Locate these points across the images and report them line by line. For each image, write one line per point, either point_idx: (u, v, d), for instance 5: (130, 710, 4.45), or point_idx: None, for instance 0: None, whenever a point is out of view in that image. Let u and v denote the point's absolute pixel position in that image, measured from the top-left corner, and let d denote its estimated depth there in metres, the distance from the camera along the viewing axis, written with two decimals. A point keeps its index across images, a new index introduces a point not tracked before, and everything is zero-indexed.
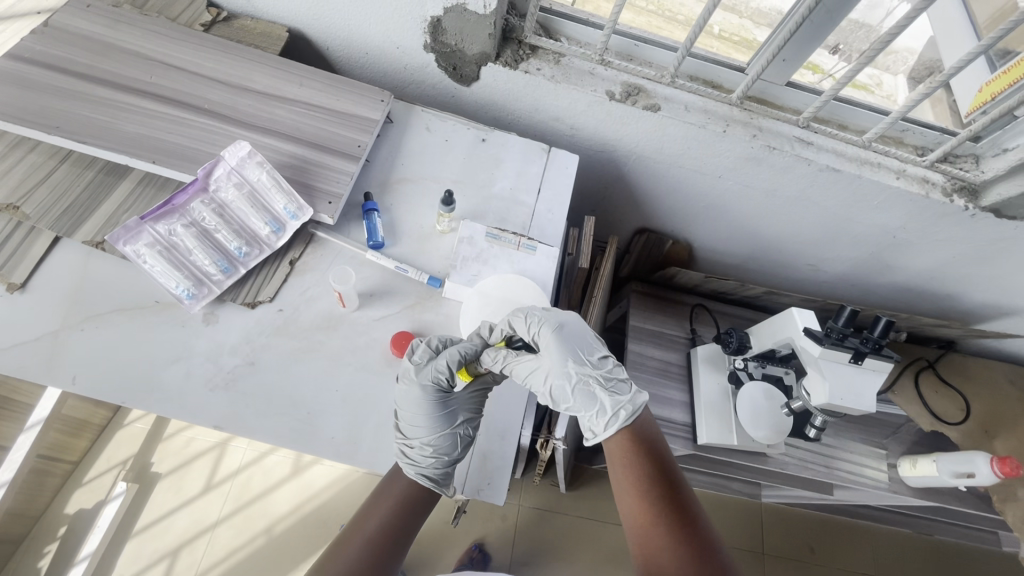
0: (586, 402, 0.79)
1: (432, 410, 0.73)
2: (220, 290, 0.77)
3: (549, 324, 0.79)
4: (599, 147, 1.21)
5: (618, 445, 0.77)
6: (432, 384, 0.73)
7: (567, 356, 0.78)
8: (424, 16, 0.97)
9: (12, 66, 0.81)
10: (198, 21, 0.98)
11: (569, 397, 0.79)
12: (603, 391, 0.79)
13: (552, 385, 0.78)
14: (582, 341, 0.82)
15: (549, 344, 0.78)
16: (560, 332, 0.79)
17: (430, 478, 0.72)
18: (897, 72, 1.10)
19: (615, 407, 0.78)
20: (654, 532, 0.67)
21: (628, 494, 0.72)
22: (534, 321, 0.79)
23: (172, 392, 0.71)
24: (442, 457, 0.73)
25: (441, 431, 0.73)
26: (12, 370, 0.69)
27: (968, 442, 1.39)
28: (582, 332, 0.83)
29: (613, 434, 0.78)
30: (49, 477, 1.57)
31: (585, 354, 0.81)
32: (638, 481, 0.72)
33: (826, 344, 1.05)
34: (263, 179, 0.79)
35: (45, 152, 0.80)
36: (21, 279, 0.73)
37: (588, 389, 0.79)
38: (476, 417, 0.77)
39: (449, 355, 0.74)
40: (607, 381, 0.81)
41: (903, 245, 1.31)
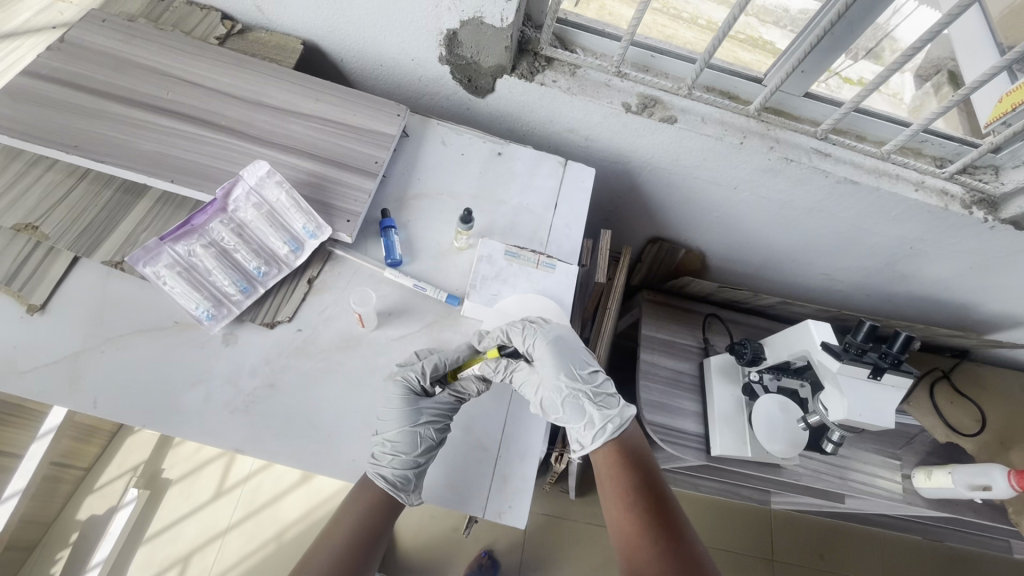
0: (574, 414, 0.80)
1: (398, 406, 0.74)
2: (240, 311, 0.76)
3: (543, 337, 0.79)
4: (612, 158, 1.20)
5: (606, 457, 0.79)
6: (403, 381, 0.76)
7: (559, 369, 0.79)
8: (440, 29, 0.96)
9: (30, 83, 0.81)
10: (213, 35, 0.98)
11: (555, 408, 0.79)
12: (592, 405, 0.80)
13: (542, 395, 0.79)
14: (575, 353, 0.82)
15: (543, 355, 0.78)
16: (555, 344, 0.80)
17: (387, 478, 0.71)
18: (905, 70, 1.07)
19: (601, 421, 0.80)
20: (640, 543, 0.69)
21: (614, 509, 0.73)
22: (530, 332, 0.79)
23: (192, 414, 0.71)
24: (400, 455, 0.71)
25: (401, 428, 0.73)
26: (33, 393, 0.69)
27: (985, 455, 1.36)
28: (575, 344, 0.83)
29: (598, 446, 0.79)
30: (60, 484, 1.57)
31: (578, 368, 0.82)
32: (624, 493, 0.74)
33: (845, 359, 1.04)
34: (282, 199, 0.78)
35: (63, 170, 0.80)
36: (41, 300, 0.73)
37: (578, 402, 0.80)
38: (444, 421, 0.76)
39: (426, 359, 0.77)
40: (597, 395, 0.81)
41: (919, 255, 1.30)
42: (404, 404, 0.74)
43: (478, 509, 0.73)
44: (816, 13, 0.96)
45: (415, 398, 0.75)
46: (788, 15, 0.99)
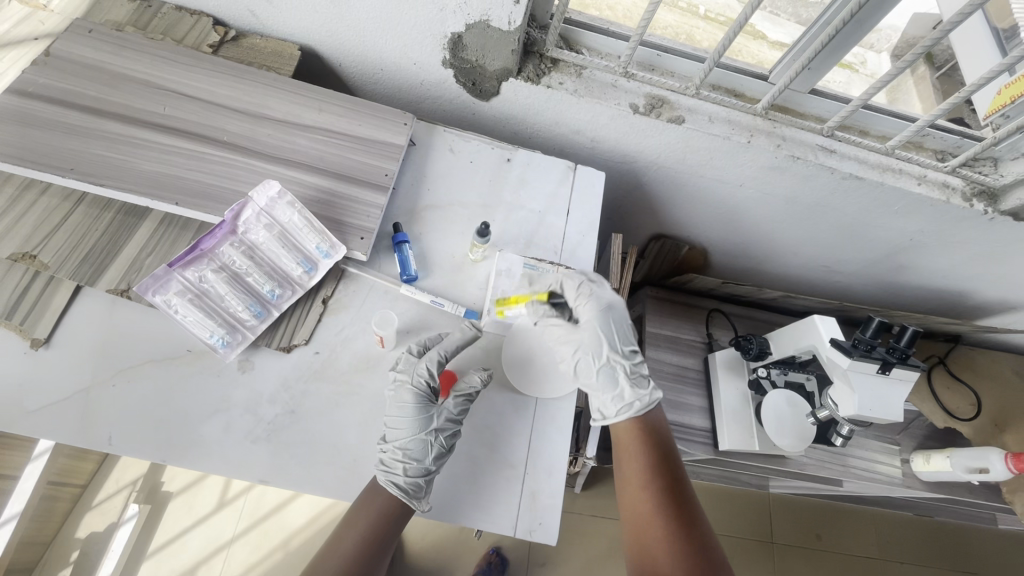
0: (605, 384, 0.82)
1: (411, 414, 0.72)
2: (254, 336, 0.74)
3: (595, 300, 0.82)
4: (618, 159, 1.19)
5: (629, 430, 0.82)
6: (414, 387, 0.73)
7: (604, 334, 0.82)
8: (444, 32, 0.93)
9: (17, 102, 0.76)
10: (206, 43, 0.94)
11: (586, 376, 0.82)
12: (626, 379, 0.82)
13: (579, 357, 0.82)
14: (623, 328, 0.85)
15: (590, 318, 0.82)
16: (603, 312, 0.83)
17: (399, 487, 0.68)
18: (880, 49, 1.03)
19: (631, 398, 0.82)
20: (650, 517, 0.73)
21: (630, 482, 0.78)
22: (585, 292, 0.83)
23: (212, 446, 0.69)
24: (412, 462, 0.69)
25: (412, 435, 0.71)
26: (43, 433, 0.66)
27: (980, 438, 1.42)
28: (624, 319, 0.85)
29: (620, 419, 0.81)
30: (57, 503, 1.53)
31: (622, 342, 0.84)
32: (641, 469, 0.77)
33: (855, 355, 1.04)
34: (294, 219, 0.76)
35: (58, 193, 0.76)
36: (44, 334, 0.70)
37: (611, 373, 0.82)
38: (455, 427, 0.73)
39: (429, 359, 0.75)
40: (632, 373, 0.84)
41: (919, 247, 1.31)
42: (417, 413, 0.72)
43: (509, 527, 0.73)
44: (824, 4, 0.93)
45: (427, 405, 0.73)
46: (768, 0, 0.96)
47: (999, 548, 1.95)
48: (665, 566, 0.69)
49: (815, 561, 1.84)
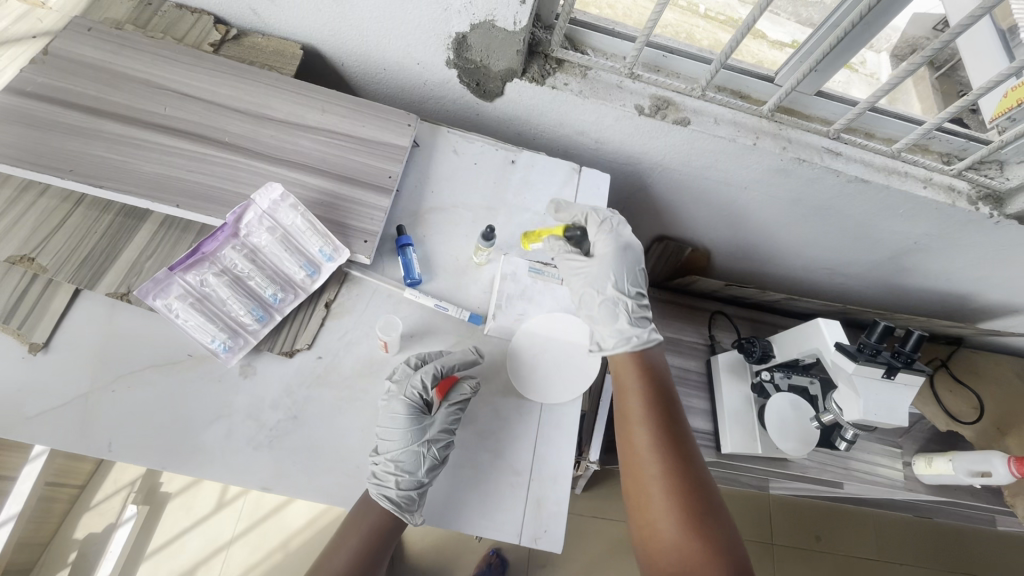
0: (607, 316, 0.82)
1: (403, 426, 0.70)
2: (257, 340, 0.73)
3: (614, 235, 0.83)
4: (622, 160, 1.18)
5: (628, 365, 0.81)
6: (408, 399, 0.72)
7: (616, 268, 0.83)
8: (448, 32, 0.92)
9: (15, 101, 0.75)
10: (207, 41, 0.92)
11: (590, 307, 0.83)
12: (628, 316, 0.82)
13: (586, 287, 0.83)
14: (636, 271, 0.85)
15: (605, 252, 0.83)
16: (619, 250, 0.83)
17: (391, 500, 0.68)
18: (879, 49, 1.02)
19: (630, 332, 0.81)
20: (647, 457, 0.74)
21: (628, 420, 0.77)
22: (606, 226, 0.84)
23: (213, 451, 0.68)
24: (404, 475, 0.68)
25: (405, 447, 0.69)
26: (42, 439, 0.65)
27: (982, 441, 1.41)
28: (638, 264, 0.86)
29: (617, 351, 0.80)
30: (55, 503, 1.52)
31: (631, 283, 0.84)
32: (639, 412, 0.77)
33: (861, 360, 1.03)
34: (297, 222, 0.75)
35: (56, 194, 0.75)
36: (43, 339, 0.69)
37: (614, 307, 0.82)
38: (448, 438, 0.71)
39: (423, 372, 0.73)
40: (635, 315, 0.84)
41: (923, 250, 1.30)
42: (408, 424, 0.70)
43: (514, 536, 0.72)
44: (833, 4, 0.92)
45: (420, 416, 0.72)
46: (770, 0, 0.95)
47: (998, 550, 1.95)
48: (660, 508, 0.70)
49: (815, 562, 1.84)
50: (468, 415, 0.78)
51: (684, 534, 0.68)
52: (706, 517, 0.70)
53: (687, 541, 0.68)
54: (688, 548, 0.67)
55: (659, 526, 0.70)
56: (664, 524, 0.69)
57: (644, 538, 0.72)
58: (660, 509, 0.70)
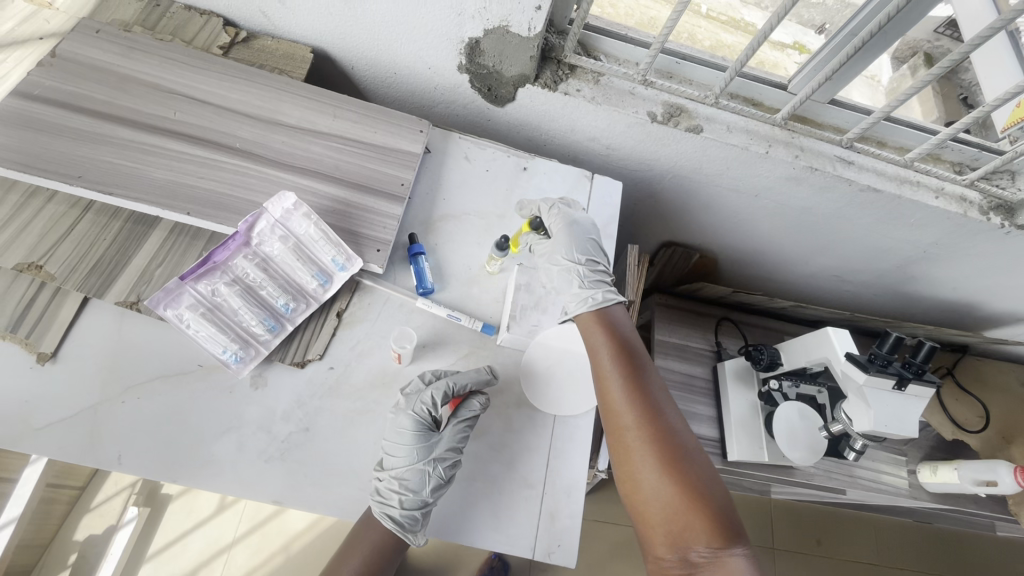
0: (563, 284, 0.83)
1: (410, 442, 0.69)
2: (268, 351, 0.72)
3: (562, 212, 0.85)
4: (633, 166, 1.17)
5: (594, 324, 0.79)
6: (418, 414, 0.71)
7: (565, 239, 0.83)
8: (461, 37, 0.90)
9: (22, 105, 0.74)
10: (216, 44, 0.91)
11: (551, 279, 0.85)
12: (581, 281, 0.81)
13: (544, 266, 0.85)
14: (589, 240, 0.85)
15: (556, 228, 0.84)
16: (570, 224, 0.84)
17: (394, 519, 0.67)
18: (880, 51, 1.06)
19: (585, 294, 0.80)
20: (624, 414, 0.70)
21: (601, 379, 0.74)
22: (553, 208, 0.86)
23: (224, 465, 0.67)
24: (409, 494, 0.67)
25: (413, 464, 0.68)
26: (50, 451, 0.64)
27: (987, 451, 1.40)
28: (590, 232, 0.85)
29: (580, 312, 0.80)
30: (55, 505, 1.50)
31: (583, 250, 0.83)
32: (609, 365, 0.74)
33: (871, 371, 1.02)
34: (310, 231, 0.74)
35: (64, 200, 0.74)
36: (51, 348, 0.68)
37: (568, 274, 0.82)
38: (456, 457, 0.70)
39: (435, 388, 0.72)
40: (590, 278, 0.83)
41: (932, 259, 1.29)
42: (415, 441, 0.69)
43: (527, 551, 0.71)
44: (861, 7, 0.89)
45: (429, 432, 0.71)
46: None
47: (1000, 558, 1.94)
48: (638, 459, 0.67)
49: (817, 567, 1.81)
50: (479, 426, 0.77)
51: (664, 483, 0.65)
52: (685, 462, 0.66)
53: (668, 489, 0.64)
54: (670, 496, 0.64)
55: (640, 478, 0.67)
56: (644, 475, 0.66)
57: (628, 495, 0.68)
58: (639, 460, 0.67)
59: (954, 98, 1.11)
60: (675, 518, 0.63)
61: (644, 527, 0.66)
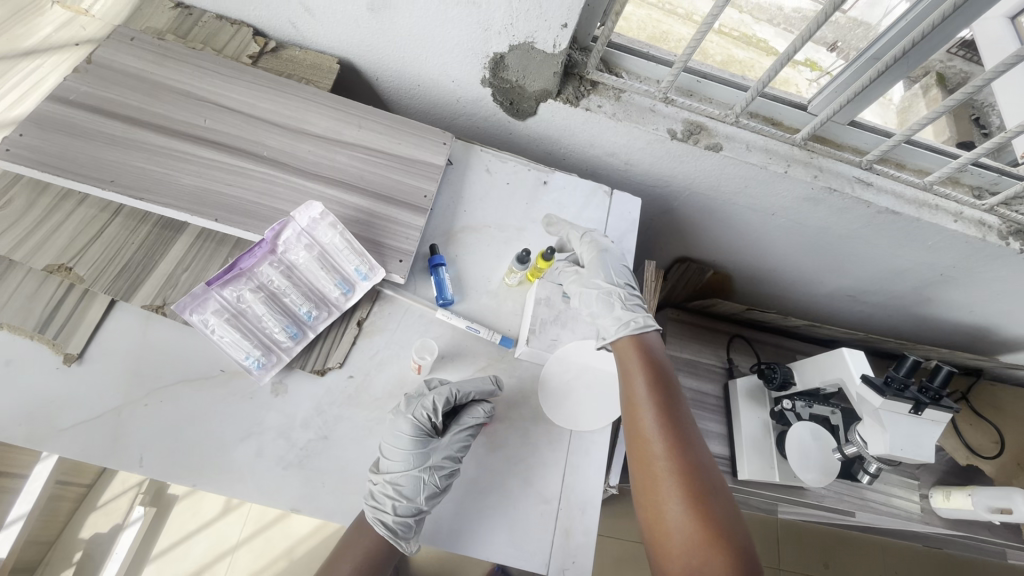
0: (604, 307, 0.82)
1: (407, 447, 0.69)
2: (289, 358, 0.73)
3: (595, 241, 0.87)
4: (649, 182, 1.17)
5: (630, 350, 0.78)
6: (416, 420, 0.70)
7: (603, 266, 0.84)
8: (487, 52, 0.92)
9: (58, 109, 0.75)
10: (246, 53, 0.93)
11: (586, 306, 0.83)
12: (623, 304, 0.82)
13: (580, 293, 0.84)
14: (623, 267, 0.86)
15: (591, 257, 0.86)
16: (602, 253, 0.86)
17: (387, 525, 0.66)
18: None
19: (627, 317, 0.81)
20: (653, 441, 0.69)
21: (632, 405, 0.73)
22: (585, 237, 0.88)
23: (243, 470, 0.67)
24: (402, 500, 0.67)
25: (408, 471, 0.68)
26: (74, 452, 0.65)
27: (1002, 477, 1.37)
28: (622, 259, 0.88)
29: (620, 336, 0.79)
30: (62, 502, 1.48)
31: (619, 276, 0.85)
32: (642, 391, 0.74)
33: (888, 395, 0.99)
34: (335, 241, 0.75)
35: (94, 204, 0.75)
36: (77, 350, 0.68)
37: (609, 299, 0.82)
38: (452, 465, 0.70)
39: (436, 394, 0.72)
40: (629, 301, 0.83)
41: (949, 282, 1.28)
42: (412, 447, 0.69)
43: (542, 567, 0.70)
44: (884, 32, 0.89)
45: (426, 438, 0.70)
46: (782, 13, 0.93)
47: None
48: (664, 487, 0.66)
49: None
50: (494, 439, 0.77)
51: (688, 515, 0.63)
52: (710, 497, 0.65)
53: (690, 521, 0.63)
54: (693, 529, 0.62)
55: (663, 506, 0.65)
56: (669, 504, 0.65)
57: (648, 523, 0.67)
58: (664, 489, 0.66)
59: (965, 118, 1.10)
60: (693, 553, 0.61)
61: (661, 557, 0.64)
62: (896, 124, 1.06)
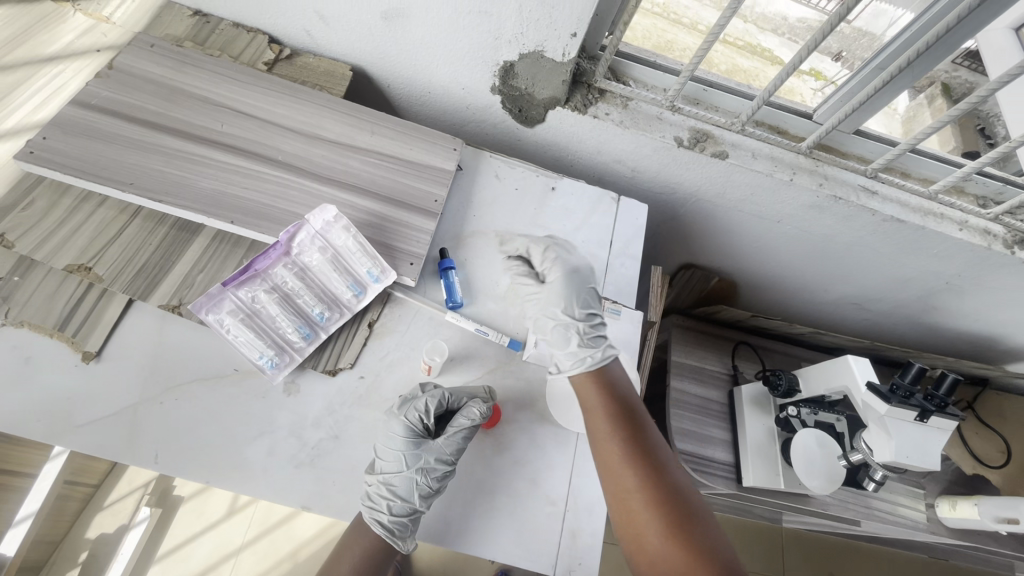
0: (559, 341, 0.79)
1: (401, 448, 0.70)
2: (302, 358, 0.74)
3: (561, 260, 0.83)
4: (656, 190, 1.19)
5: (587, 382, 0.77)
6: (409, 421, 0.71)
7: (566, 294, 0.81)
8: (497, 60, 0.93)
9: (81, 113, 0.77)
10: (262, 60, 0.95)
11: (543, 331, 0.81)
12: (581, 338, 0.79)
13: (538, 318, 0.82)
14: (586, 292, 0.83)
15: (555, 278, 0.82)
16: (568, 273, 0.83)
17: (384, 525, 0.68)
18: None
19: (584, 353, 0.78)
20: (625, 474, 0.68)
21: (599, 441, 0.72)
22: (549, 255, 0.85)
23: (256, 468, 0.68)
24: (396, 501, 0.68)
25: (402, 472, 0.69)
26: (91, 448, 0.66)
27: (1011, 486, 1.34)
28: (589, 281, 0.84)
29: (576, 373, 0.76)
30: (68, 502, 1.49)
31: (582, 303, 0.82)
32: (606, 424, 0.72)
33: (893, 402, 1.00)
34: (348, 243, 0.76)
35: (114, 206, 0.77)
36: (96, 348, 0.70)
37: (567, 331, 0.79)
38: (447, 466, 0.71)
39: (429, 396, 0.72)
40: (589, 334, 0.80)
41: (955, 290, 1.28)
42: (405, 447, 0.70)
43: (549, 568, 0.71)
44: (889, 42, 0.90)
45: (419, 439, 0.71)
46: (786, 23, 0.95)
47: None
48: (644, 518, 0.65)
49: None
50: (502, 441, 0.78)
51: (672, 544, 0.63)
52: (690, 519, 0.65)
53: (675, 549, 0.63)
54: (677, 557, 0.62)
55: (647, 539, 0.65)
56: (652, 537, 0.64)
57: (636, 559, 0.65)
58: (645, 522, 0.65)
59: (971, 128, 1.11)
60: None
61: None
62: (901, 133, 1.07)
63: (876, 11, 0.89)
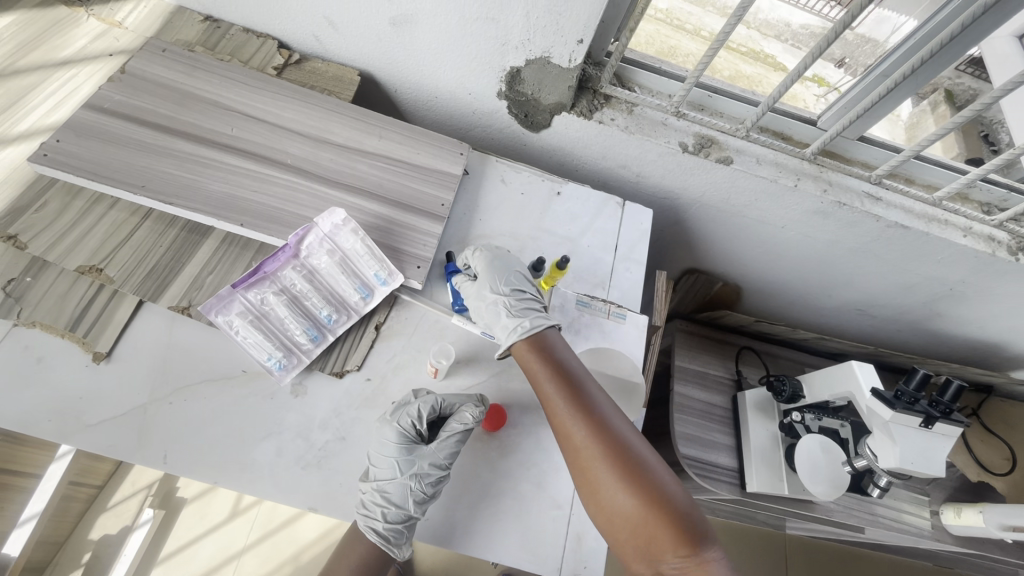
0: (492, 317, 0.79)
1: (393, 455, 0.69)
2: (309, 360, 0.75)
3: (482, 249, 0.82)
4: (660, 195, 1.19)
5: (529, 349, 0.75)
6: (400, 428, 0.71)
7: (489, 275, 0.80)
8: (504, 66, 0.94)
9: (93, 116, 0.78)
10: (271, 65, 0.96)
11: (480, 316, 0.81)
12: (509, 313, 0.78)
13: (472, 306, 0.82)
14: (514, 272, 0.82)
15: (480, 266, 0.82)
16: (493, 259, 0.82)
17: (379, 532, 0.68)
18: None
19: (514, 325, 0.77)
20: (575, 437, 0.67)
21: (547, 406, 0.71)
22: (470, 251, 0.84)
23: (263, 468, 0.69)
24: (391, 508, 0.68)
25: (395, 478, 0.69)
26: (100, 448, 0.66)
27: (1014, 494, 1.36)
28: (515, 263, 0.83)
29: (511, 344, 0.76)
30: (73, 503, 1.50)
31: (510, 281, 0.81)
32: (551, 389, 0.71)
33: (898, 408, 0.99)
34: (356, 247, 0.77)
35: (125, 208, 0.78)
36: (106, 348, 0.71)
37: (496, 310, 0.79)
38: (441, 472, 0.71)
39: (422, 402, 0.72)
40: (519, 308, 0.79)
41: (959, 296, 1.28)
42: (398, 454, 0.69)
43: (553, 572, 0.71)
44: (893, 50, 0.91)
45: (412, 445, 0.71)
46: (790, 30, 0.95)
47: None
48: (601, 480, 0.64)
49: None
50: (507, 444, 0.78)
51: (627, 497, 0.62)
52: (643, 470, 0.64)
53: (630, 501, 0.62)
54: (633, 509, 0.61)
55: (603, 495, 0.64)
56: (607, 493, 0.63)
57: (597, 517, 0.65)
58: (598, 479, 0.64)
59: (975, 135, 1.11)
60: (642, 532, 0.60)
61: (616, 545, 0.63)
62: (905, 140, 1.08)
63: (880, 18, 0.90)
